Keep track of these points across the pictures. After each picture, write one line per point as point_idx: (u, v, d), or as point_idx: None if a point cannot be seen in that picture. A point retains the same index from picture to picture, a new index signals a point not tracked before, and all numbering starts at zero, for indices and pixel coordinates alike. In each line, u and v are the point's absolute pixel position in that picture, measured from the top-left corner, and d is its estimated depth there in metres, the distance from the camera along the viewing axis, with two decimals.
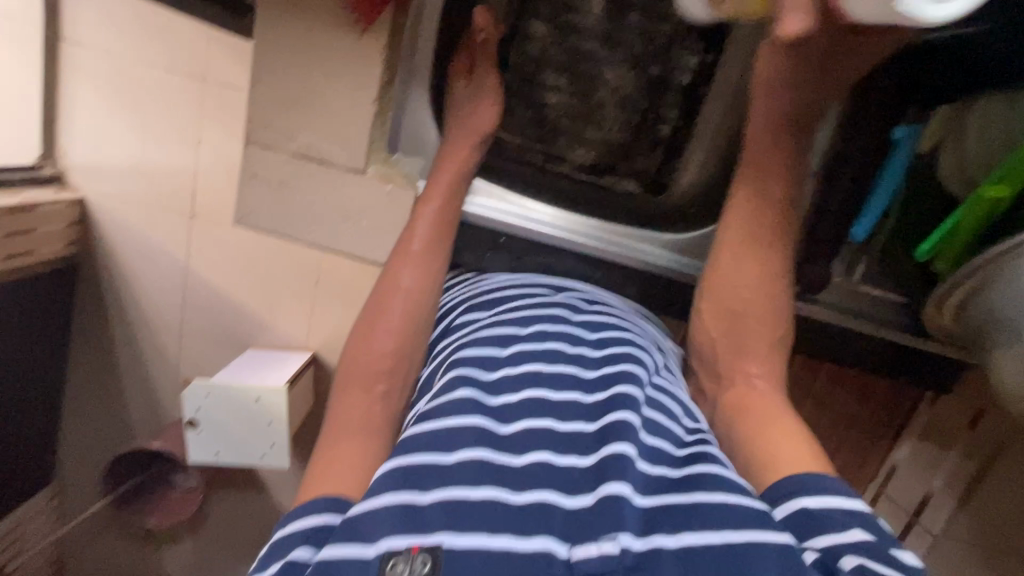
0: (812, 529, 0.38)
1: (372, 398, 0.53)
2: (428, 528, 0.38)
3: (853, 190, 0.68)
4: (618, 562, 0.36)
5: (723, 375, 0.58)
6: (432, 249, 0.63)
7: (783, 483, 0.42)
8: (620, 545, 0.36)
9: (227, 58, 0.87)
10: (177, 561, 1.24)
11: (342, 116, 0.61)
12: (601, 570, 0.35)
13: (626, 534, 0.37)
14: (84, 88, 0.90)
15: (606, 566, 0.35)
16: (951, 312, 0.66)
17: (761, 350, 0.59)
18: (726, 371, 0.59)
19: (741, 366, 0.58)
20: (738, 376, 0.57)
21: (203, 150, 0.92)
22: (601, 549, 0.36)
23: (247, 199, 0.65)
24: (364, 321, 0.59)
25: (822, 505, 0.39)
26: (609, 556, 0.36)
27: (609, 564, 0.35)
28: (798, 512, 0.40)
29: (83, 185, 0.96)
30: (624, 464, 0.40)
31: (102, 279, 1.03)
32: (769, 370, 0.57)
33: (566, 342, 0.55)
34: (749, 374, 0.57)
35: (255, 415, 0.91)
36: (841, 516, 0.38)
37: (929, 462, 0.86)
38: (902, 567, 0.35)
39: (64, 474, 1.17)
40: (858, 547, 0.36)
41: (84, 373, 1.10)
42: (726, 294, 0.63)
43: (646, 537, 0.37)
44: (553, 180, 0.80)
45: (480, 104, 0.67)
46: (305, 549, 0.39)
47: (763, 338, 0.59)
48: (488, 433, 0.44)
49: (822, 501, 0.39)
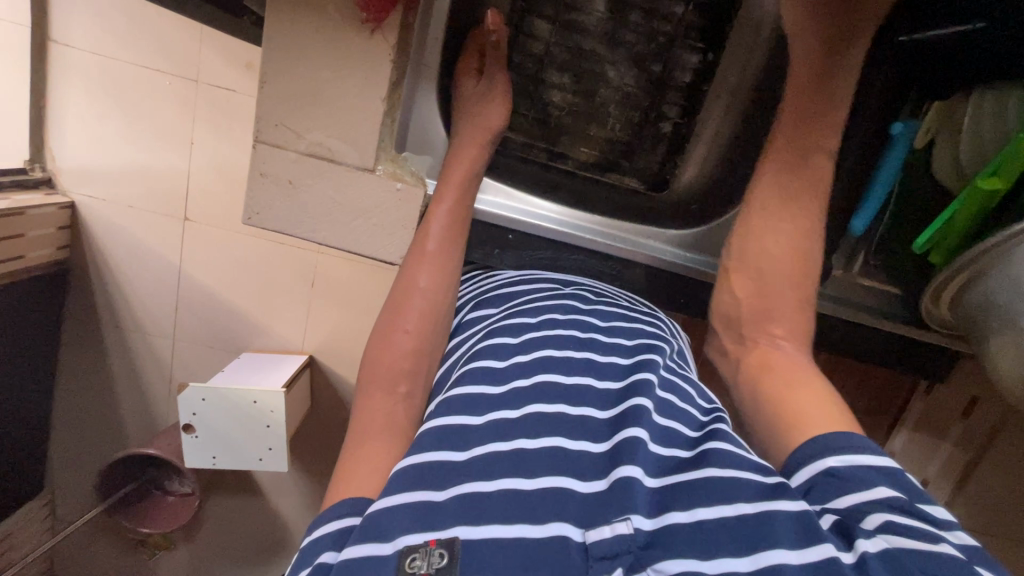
0: (837, 489, 0.39)
1: (395, 399, 0.54)
2: (443, 523, 0.38)
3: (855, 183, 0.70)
4: (632, 541, 0.36)
5: (747, 337, 0.61)
6: (446, 247, 0.64)
7: (814, 444, 0.43)
8: (632, 526, 0.37)
9: (222, 60, 0.86)
10: (174, 568, 1.23)
11: (349, 115, 0.61)
12: (614, 550, 0.36)
13: (637, 515, 0.37)
14: (77, 89, 0.89)
15: (620, 546, 0.36)
16: (950, 302, 0.68)
17: (789, 310, 0.60)
18: (752, 335, 0.60)
19: (766, 328, 0.60)
20: (762, 338, 0.59)
21: (199, 151, 0.91)
22: (615, 530, 0.36)
23: (252, 199, 0.65)
24: (384, 319, 0.60)
25: (847, 463, 0.40)
26: (622, 536, 0.36)
27: (621, 545, 0.36)
28: (821, 473, 0.40)
29: (73, 189, 0.94)
30: (636, 447, 0.41)
31: (96, 283, 1.01)
32: (796, 331, 0.59)
33: (578, 329, 0.56)
34: (773, 336, 0.59)
35: (254, 417, 0.90)
36: (867, 473, 0.39)
37: (922, 450, 0.89)
38: (928, 518, 0.36)
39: (56, 482, 1.15)
40: (883, 504, 0.37)
41: (77, 379, 1.09)
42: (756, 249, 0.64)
43: (658, 517, 0.38)
44: (557, 178, 0.82)
45: (491, 104, 0.68)
46: (330, 552, 0.40)
47: (793, 296, 0.61)
48: (503, 424, 0.45)
49: (847, 459, 0.40)
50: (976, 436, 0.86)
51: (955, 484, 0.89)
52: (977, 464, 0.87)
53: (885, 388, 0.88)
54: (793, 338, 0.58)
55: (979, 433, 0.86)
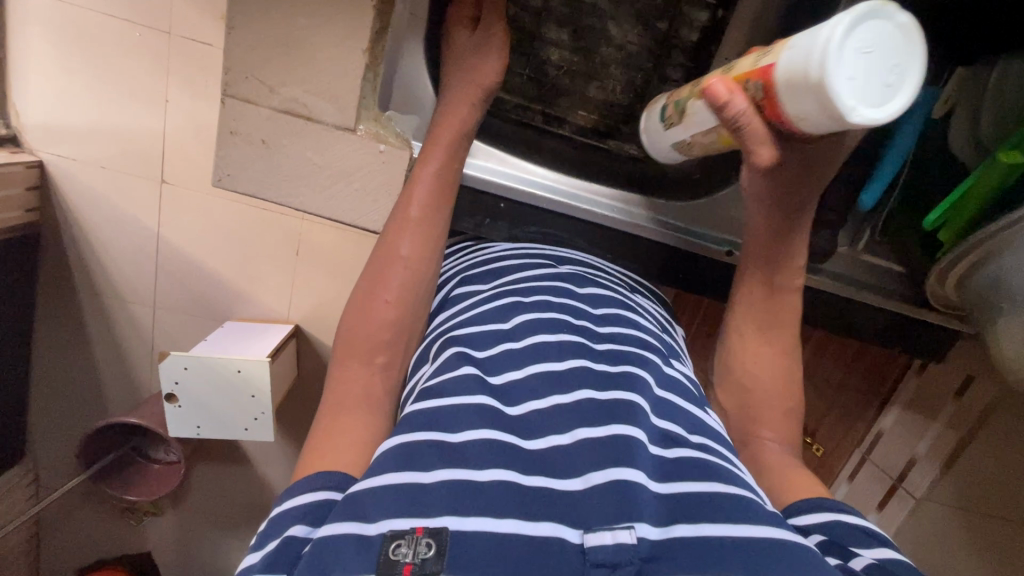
0: (843, 532, 0.41)
1: (372, 368, 0.52)
2: (431, 510, 0.35)
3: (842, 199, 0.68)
4: (634, 552, 0.34)
5: (749, 396, 0.60)
6: (431, 216, 0.59)
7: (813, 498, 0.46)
8: (635, 535, 0.34)
9: (192, 8, 0.79)
10: (162, 535, 1.22)
11: (328, 68, 0.56)
12: (615, 559, 0.33)
13: (643, 524, 0.35)
14: (29, 35, 0.81)
15: (621, 556, 0.33)
16: (955, 284, 0.66)
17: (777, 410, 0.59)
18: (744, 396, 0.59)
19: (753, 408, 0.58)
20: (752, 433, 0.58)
21: (172, 109, 0.84)
22: (616, 537, 0.34)
23: (226, 159, 0.59)
24: (360, 291, 0.56)
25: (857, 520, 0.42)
26: (625, 545, 0.34)
27: (623, 554, 0.33)
28: (830, 518, 0.42)
29: (40, 148, 0.87)
30: (637, 450, 0.39)
31: (67, 248, 0.96)
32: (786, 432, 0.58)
33: (572, 315, 0.53)
34: (763, 428, 0.58)
35: (237, 389, 0.87)
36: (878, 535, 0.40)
37: (913, 429, 0.90)
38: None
39: (37, 450, 1.12)
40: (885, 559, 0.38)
41: (53, 346, 1.04)
42: (739, 366, 0.62)
43: (664, 527, 0.36)
44: (553, 143, 0.77)
45: (487, 59, 0.62)
46: (302, 526, 0.38)
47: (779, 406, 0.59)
48: (495, 413, 0.42)
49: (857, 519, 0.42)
50: (970, 415, 0.85)
51: (945, 464, 0.88)
52: (968, 445, 0.87)
53: (879, 365, 0.90)
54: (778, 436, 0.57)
55: (974, 413, 0.85)
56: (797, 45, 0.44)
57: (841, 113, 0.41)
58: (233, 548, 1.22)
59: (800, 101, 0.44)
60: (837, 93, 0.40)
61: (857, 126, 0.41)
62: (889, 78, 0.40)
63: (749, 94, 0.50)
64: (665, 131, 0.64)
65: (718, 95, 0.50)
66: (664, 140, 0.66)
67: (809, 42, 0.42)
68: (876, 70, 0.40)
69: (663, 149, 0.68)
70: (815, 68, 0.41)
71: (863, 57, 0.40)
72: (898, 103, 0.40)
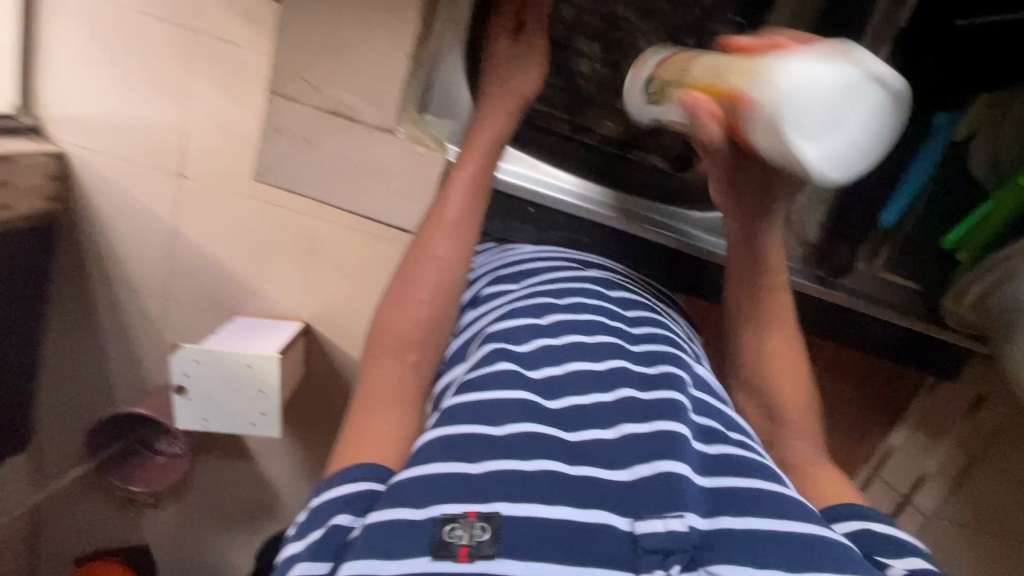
0: (880, 547, 0.42)
1: (404, 366, 0.52)
2: (484, 496, 0.36)
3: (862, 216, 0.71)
4: (687, 540, 0.35)
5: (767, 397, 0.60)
6: (469, 217, 0.60)
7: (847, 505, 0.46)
8: (686, 523, 0.35)
9: (221, 8, 0.81)
10: (161, 527, 1.22)
11: (373, 70, 0.58)
12: (668, 547, 0.34)
13: (692, 513, 0.36)
14: (70, 29, 0.83)
15: (675, 544, 0.35)
16: (971, 303, 0.68)
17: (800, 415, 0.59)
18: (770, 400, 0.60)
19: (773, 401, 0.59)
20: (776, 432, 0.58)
21: (196, 104, 0.86)
22: (668, 525, 0.35)
23: (266, 154, 0.61)
24: (395, 289, 0.57)
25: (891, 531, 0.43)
26: (678, 533, 0.35)
27: (675, 542, 0.35)
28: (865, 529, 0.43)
29: (65, 138, 0.89)
30: (681, 444, 0.40)
31: (89, 237, 0.98)
32: (806, 431, 0.57)
33: (606, 316, 0.54)
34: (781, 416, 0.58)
35: (246, 382, 0.88)
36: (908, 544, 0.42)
37: (924, 448, 0.91)
38: None
39: (44, 435, 1.13)
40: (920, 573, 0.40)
41: (70, 333, 1.05)
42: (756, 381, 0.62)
43: (710, 518, 0.37)
44: (578, 152, 0.79)
45: (526, 68, 0.65)
46: (346, 516, 0.39)
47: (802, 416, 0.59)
48: (534, 406, 0.43)
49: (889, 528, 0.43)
50: (982, 432, 0.87)
51: (955, 482, 0.89)
52: (978, 463, 0.88)
53: (890, 382, 0.90)
54: (802, 434, 0.57)
55: (986, 430, 0.86)
56: (776, 82, 0.40)
57: (806, 171, 0.40)
58: (232, 543, 1.22)
59: (768, 143, 0.42)
60: (804, 150, 0.40)
61: (818, 185, 0.41)
62: (855, 140, 0.40)
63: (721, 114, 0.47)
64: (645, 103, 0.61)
65: (688, 115, 0.48)
66: (642, 108, 0.62)
67: (793, 87, 0.39)
68: (843, 130, 0.39)
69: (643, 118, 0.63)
70: (785, 117, 0.39)
71: (832, 117, 0.39)
72: (861, 163, 0.40)
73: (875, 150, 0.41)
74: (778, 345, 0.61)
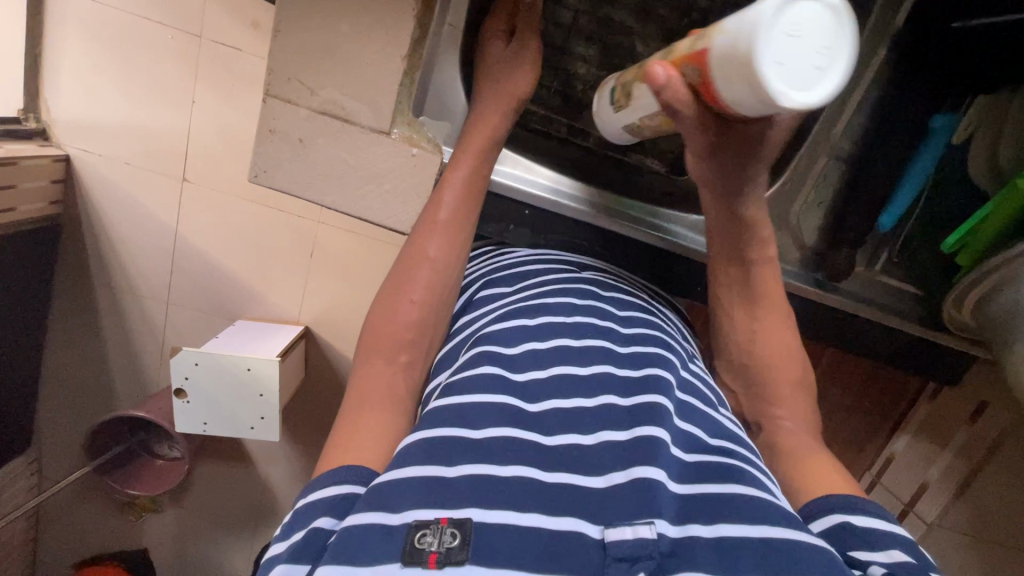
0: (853, 541, 0.40)
1: (395, 367, 0.52)
2: (455, 502, 0.36)
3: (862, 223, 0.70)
4: (654, 547, 0.34)
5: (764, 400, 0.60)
6: (460, 220, 0.61)
7: (826, 500, 0.45)
8: (655, 531, 0.35)
9: (223, 14, 0.81)
10: (160, 532, 1.21)
11: (368, 72, 0.58)
12: (635, 553, 0.34)
13: (662, 520, 0.36)
14: (73, 35, 0.84)
15: (641, 550, 0.34)
16: (971, 308, 0.68)
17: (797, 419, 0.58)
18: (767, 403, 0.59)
19: (768, 405, 0.58)
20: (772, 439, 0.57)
21: (198, 109, 0.87)
22: (636, 532, 0.35)
23: (262, 156, 0.61)
24: (387, 289, 0.57)
25: (868, 524, 0.41)
26: (645, 540, 0.34)
27: (643, 548, 0.34)
28: (840, 525, 0.42)
29: (68, 142, 0.90)
30: (658, 449, 0.39)
31: (89, 240, 0.98)
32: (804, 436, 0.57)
33: (597, 318, 0.54)
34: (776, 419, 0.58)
35: (245, 386, 0.88)
36: (885, 538, 0.40)
37: (924, 454, 0.90)
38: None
39: (43, 439, 1.13)
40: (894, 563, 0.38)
41: (69, 336, 1.05)
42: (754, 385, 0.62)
43: (681, 525, 0.37)
44: (577, 155, 0.78)
45: (520, 70, 0.65)
46: (328, 518, 0.39)
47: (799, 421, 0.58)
48: (517, 411, 0.43)
49: (867, 521, 0.41)
50: (984, 441, 0.85)
51: (957, 491, 0.88)
52: (979, 473, 0.86)
53: (891, 388, 0.90)
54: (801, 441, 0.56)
55: (987, 439, 0.85)
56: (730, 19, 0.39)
57: (774, 96, 0.37)
58: (230, 548, 1.22)
59: (734, 86, 0.40)
60: (766, 75, 0.37)
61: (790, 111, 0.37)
62: (824, 61, 0.36)
63: (687, 79, 0.46)
64: (614, 114, 0.61)
65: (655, 80, 0.45)
66: (613, 122, 0.62)
67: (745, 16, 0.38)
68: (806, 54, 0.36)
69: (612, 130, 0.63)
70: (749, 45, 0.37)
71: (796, 38, 0.36)
72: (830, 88, 0.37)
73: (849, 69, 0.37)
74: (773, 351, 0.61)
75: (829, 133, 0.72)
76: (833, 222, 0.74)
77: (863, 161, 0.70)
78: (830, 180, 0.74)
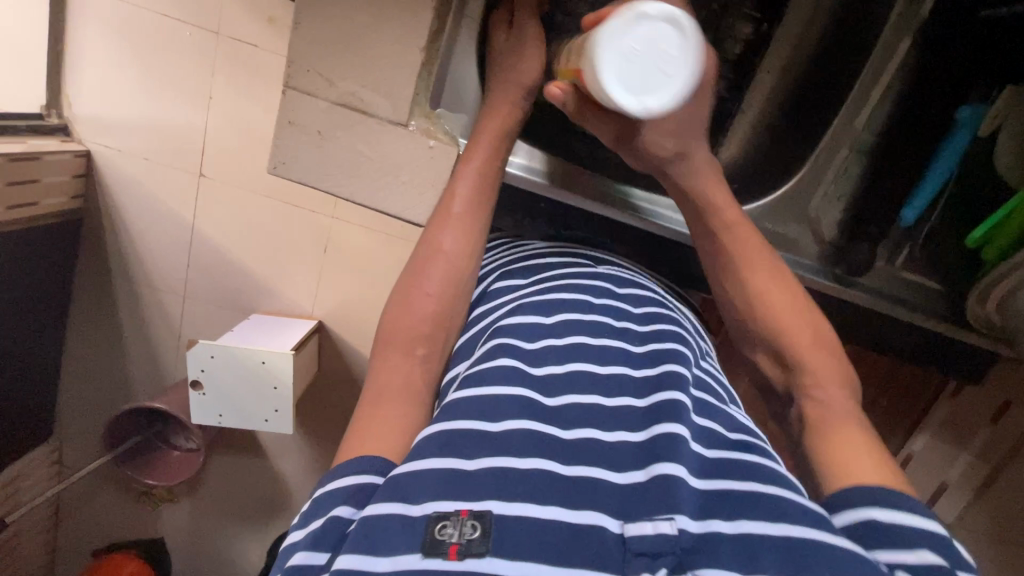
0: (876, 540, 0.39)
1: (413, 360, 0.53)
2: (475, 494, 0.36)
3: (883, 214, 0.69)
4: (675, 543, 0.34)
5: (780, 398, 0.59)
6: (474, 209, 0.60)
7: (851, 491, 0.43)
8: (676, 527, 0.35)
9: (242, 11, 0.82)
10: (175, 522, 1.24)
11: (386, 64, 0.59)
12: (655, 549, 0.34)
13: (683, 516, 0.35)
14: (95, 32, 0.85)
15: (663, 545, 0.34)
16: (994, 305, 0.67)
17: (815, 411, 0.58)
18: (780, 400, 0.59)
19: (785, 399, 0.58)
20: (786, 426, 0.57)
21: (216, 105, 0.88)
22: (657, 528, 0.35)
23: (279, 148, 0.62)
24: (403, 284, 0.57)
25: (891, 519, 0.39)
26: (666, 536, 0.34)
27: (664, 544, 0.34)
28: (863, 522, 0.40)
29: (90, 138, 0.92)
30: (677, 445, 0.39)
31: (109, 234, 1.00)
32: None
33: (612, 316, 0.54)
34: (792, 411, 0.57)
35: (261, 378, 0.89)
36: (909, 534, 0.38)
37: (944, 457, 0.88)
38: None
39: (64, 429, 1.15)
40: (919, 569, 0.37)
41: (89, 329, 1.08)
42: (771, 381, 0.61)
43: (702, 521, 0.36)
44: (591, 151, 0.79)
45: (525, 57, 0.64)
46: (346, 508, 0.39)
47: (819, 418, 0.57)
48: (534, 406, 0.43)
49: (892, 515, 0.40)
50: (1003, 444, 0.85)
51: (977, 492, 0.88)
52: (999, 474, 0.86)
53: (912, 387, 0.86)
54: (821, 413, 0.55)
55: (1008, 442, 0.85)
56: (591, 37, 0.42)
57: (632, 112, 0.42)
58: (243, 539, 1.23)
59: (594, 96, 0.44)
60: (616, 91, 0.41)
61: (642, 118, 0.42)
62: (663, 70, 0.41)
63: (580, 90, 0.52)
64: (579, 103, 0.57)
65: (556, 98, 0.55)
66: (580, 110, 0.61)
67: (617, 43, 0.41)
68: (644, 70, 0.41)
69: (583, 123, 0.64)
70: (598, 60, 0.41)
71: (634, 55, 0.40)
72: (667, 92, 0.41)
73: (687, 76, 0.41)
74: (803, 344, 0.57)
75: (850, 124, 0.71)
76: (853, 216, 0.72)
77: (886, 149, 0.69)
78: (850, 173, 0.72)
